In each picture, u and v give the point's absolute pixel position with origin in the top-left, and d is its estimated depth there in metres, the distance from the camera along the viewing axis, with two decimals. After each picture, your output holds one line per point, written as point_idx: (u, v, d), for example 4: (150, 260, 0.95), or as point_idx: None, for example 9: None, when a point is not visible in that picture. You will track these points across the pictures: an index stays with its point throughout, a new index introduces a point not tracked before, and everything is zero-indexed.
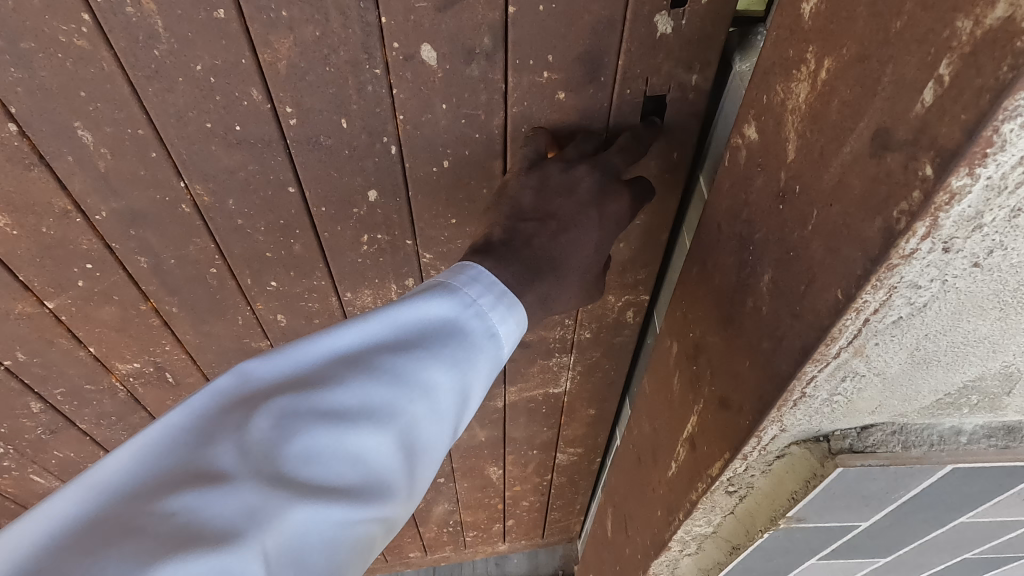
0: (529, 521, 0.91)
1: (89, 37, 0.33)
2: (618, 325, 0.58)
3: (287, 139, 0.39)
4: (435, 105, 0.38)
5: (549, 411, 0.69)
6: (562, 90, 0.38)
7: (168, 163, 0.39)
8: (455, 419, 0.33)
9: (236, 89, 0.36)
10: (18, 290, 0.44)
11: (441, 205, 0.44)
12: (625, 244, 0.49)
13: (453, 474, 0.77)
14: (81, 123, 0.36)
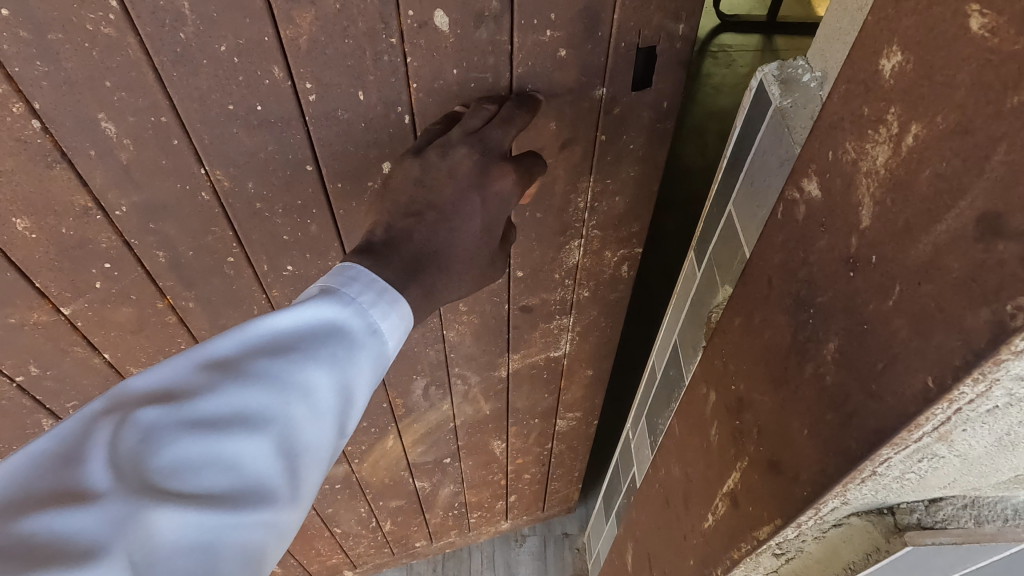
0: (532, 495, 0.88)
1: (116, 25, 0.32)
2: (614, 281, 0.59)
3: (306, 116, 0.38)
4: (447, 71, 0.38)
5: (550, 376, 0.68)
6: (565, 47, 0.39)
7: (190, 151, 0.38)
8: (341, 420, 0.32)
9: (259, 68, 0.35)
10: (34, 298, 0.42)
11: None
12: (620, 196, 0.51)
13: (457, 453, 0.73)
14: (104, 114, 0.35)
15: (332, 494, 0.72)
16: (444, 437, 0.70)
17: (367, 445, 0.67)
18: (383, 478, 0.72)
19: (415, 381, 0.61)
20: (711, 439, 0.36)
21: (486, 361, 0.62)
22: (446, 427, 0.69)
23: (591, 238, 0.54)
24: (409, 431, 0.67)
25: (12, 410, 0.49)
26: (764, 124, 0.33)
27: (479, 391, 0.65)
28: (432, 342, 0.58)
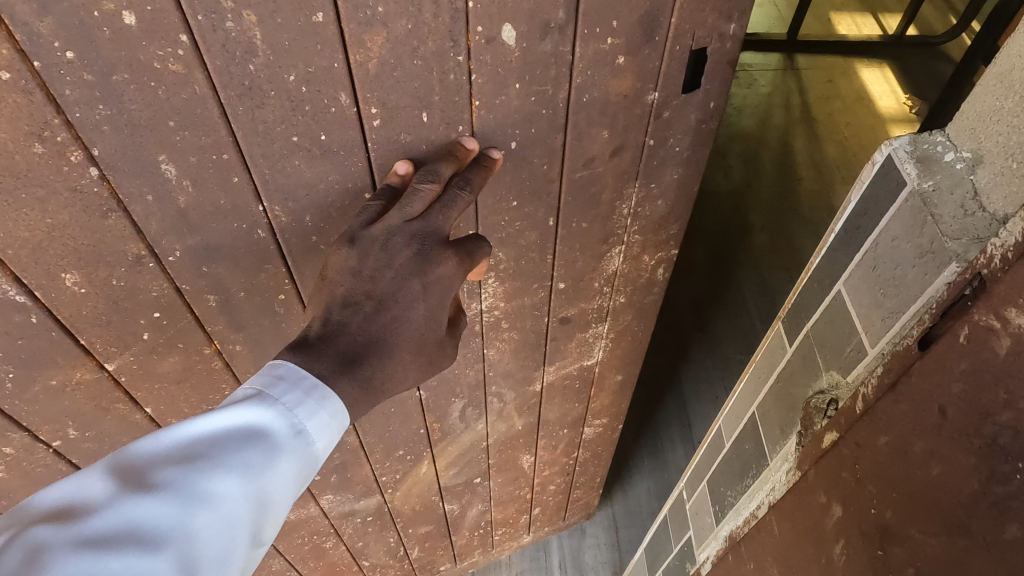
0: (555, 505, 0.84)
1: (184, 60, 0.30)
2: (649, 285, 0.56)
3: (368, 142, 0.37)
4: (509, 85, 0.37)
5: (582, 386, 0.64)
6: (624, 55, 0.37)
7: (250, 188, 0.36)
8: (253, 527, 0.31)
9: (326, 96, 0.34)
10: (78, 356, 0.41)
11: (504, 187, 0.42)
12: (661, 201, 0.48)
13: (487, 472, 0.71)
14: (166, 156, 0.33)
15: (363, 528, 0.70)
16: (476, 457, 0.68)
17: (401, 474, 0.65)
18: (414, 504, 0.71)
19: (452, 403, 0.59)
20: (834, 560, 0.33)
21: (522, 376, 0.59)
22: (478, 445, 0.66)
23: (631, 245, 0.51)
24: (443, 453, 0.65)
25: (47, 477, 0.47)
26: (898, 200, 0.36)
27: (514, 407, 0.63)
28: (472, 363, 0.55)
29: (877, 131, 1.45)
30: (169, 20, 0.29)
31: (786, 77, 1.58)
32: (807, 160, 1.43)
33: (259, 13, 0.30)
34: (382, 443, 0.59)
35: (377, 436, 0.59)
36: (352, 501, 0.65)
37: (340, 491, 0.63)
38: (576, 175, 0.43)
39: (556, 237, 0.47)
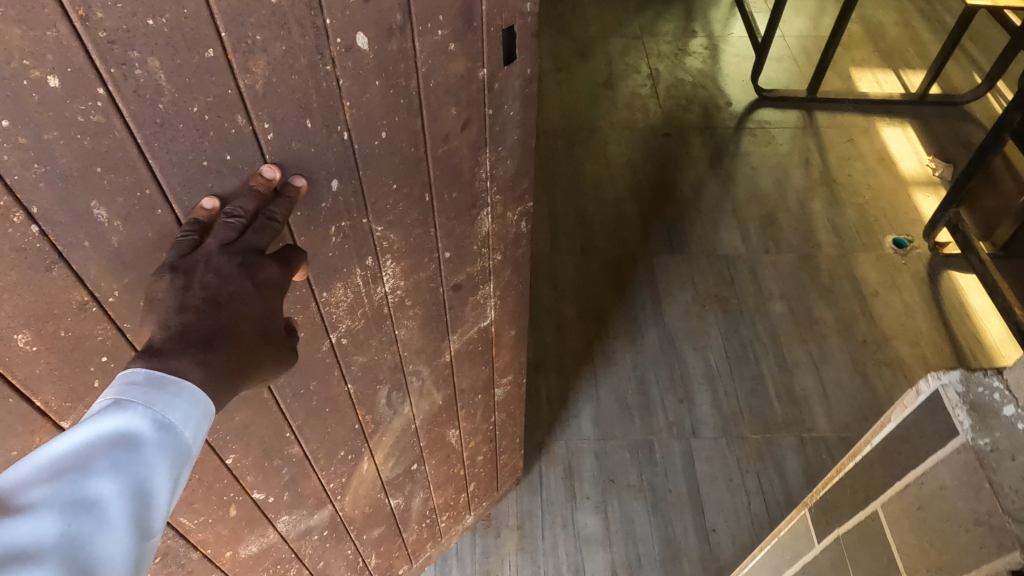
0: (486, 477, 0.98)
1: (103, 111, 0.36)
2: (515, 238, 0.68)
3: (265, 153, 0.44)
4: (371, 83, 0.45)
5: (484, 346, 0.76)
6: (454, 40, 0.47)
7: (170, 214, 0.42)
8: (139, 518, 0.36)
9: (225, 120, 0.40)
10: (35, 420, 0.44)
11: (384, 174, 0.51)
12: (508, 158, 0.59)
13: (422, 456, 0.80)
14: (96, 202, 0.38)
15: (322, 545, 0.76)
16: (410, 441, 0.76)
17: (345, 477, 0.72)
18: (362, 507, 0.77)
19: (380, 390, 0.67)
20: None
21: (433, 349, 0.70)
22: (408, 429, 0.75)
23: (495, 204, 0.62)
24: (378, 444, 0.72)
25: None
26: (952, 446, 0.46)
27: (431, 381, 0.72)
28: (387, 346, 0.64)
29: (900, 187, 2.08)
30: (87, 77, 0.34)
31: (807, 133, 2.27)
32: (825, 219, 1.99)
33: (160, 58, 0.36)
34: (326, 451, 0.67)
35: (318, 442, 0.65)
36: (307, 518, 0.71)
37: (295, 510, 0.69)
38: (438, 149, 0.53)
39: (434, 209, 0.57)
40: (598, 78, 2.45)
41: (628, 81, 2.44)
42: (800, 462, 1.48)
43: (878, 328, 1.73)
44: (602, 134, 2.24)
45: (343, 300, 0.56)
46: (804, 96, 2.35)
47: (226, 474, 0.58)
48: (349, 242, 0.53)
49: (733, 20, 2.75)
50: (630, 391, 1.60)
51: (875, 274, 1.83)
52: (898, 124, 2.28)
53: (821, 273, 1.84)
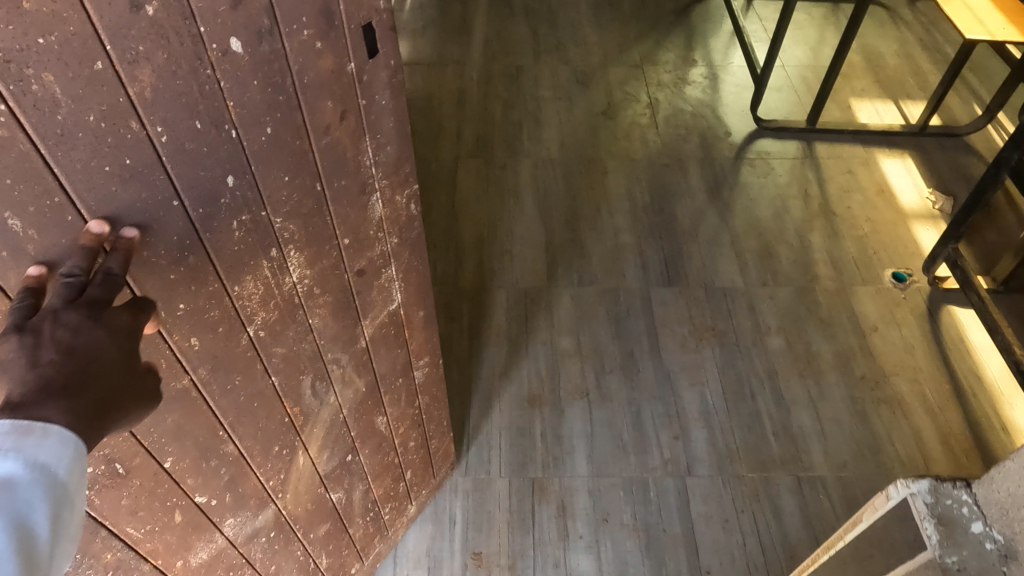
0: (421, 462, 1.34)
1: (6, 124, 0.44)
2: (407, 219, 0.94)
3: (162, 156, 0.55)
4: (250, 83, 0.59)
5: (395, 330, 1.04)
6: (318, 38, 0.63)
7: (80, 222, 0.52)
8: (26, 549, 0.41)
9: (121, 127, 0.51)
10: None
11: (277, 166, 0.67)
12: (388, 146, 0.82)
13: (354, 445, 1.07)
14: (9, 212, 0.47)
15: (271, 547, 0.98)
16: (340, 434, 1.02)
17: (284, 475, 0.93)
18: (304, 504, 1.01)
19: (303, 381, 0.89)
20: None
21: (348, 336, 0.93)
22: (337, 418, 0.99)
23: (384, 187, 0.86)
24: (311, 435, 0.95)
25: None
26: None
27: (351, 367, 0.97)
28: (305, 336, 0.85)
29: (896, 222, 2.62)
30: None
31: (806, 166, 2.87)
32: (825, 253, 2.46)
33: (54, 74, 0.45)
34: (262, 447, 0.87)
35: (252, 439, 0.85)
36: (252, 520, 0.91)
37: (239, 512, 0.88)
38: (322, 140, 0.71)
39: (328, 199, 0.77)
40: (600, 106, 3.20)
41: (629, 110, 3.17)
42: (796, 503, 1.79)
43: (878, 366, 2.11)
44: (602, 163, 2.87)
45: (255, 294, 0.73)
46: (806, 128, 3.01)
47: (166, 478, 0.74)
48: (254, 234, 0.69)
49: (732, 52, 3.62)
50: (626, 429, 1.94)
51: (878, 311, 2.27)
52: (899, 155, 2.95)
53: (821, 305, 2.29)
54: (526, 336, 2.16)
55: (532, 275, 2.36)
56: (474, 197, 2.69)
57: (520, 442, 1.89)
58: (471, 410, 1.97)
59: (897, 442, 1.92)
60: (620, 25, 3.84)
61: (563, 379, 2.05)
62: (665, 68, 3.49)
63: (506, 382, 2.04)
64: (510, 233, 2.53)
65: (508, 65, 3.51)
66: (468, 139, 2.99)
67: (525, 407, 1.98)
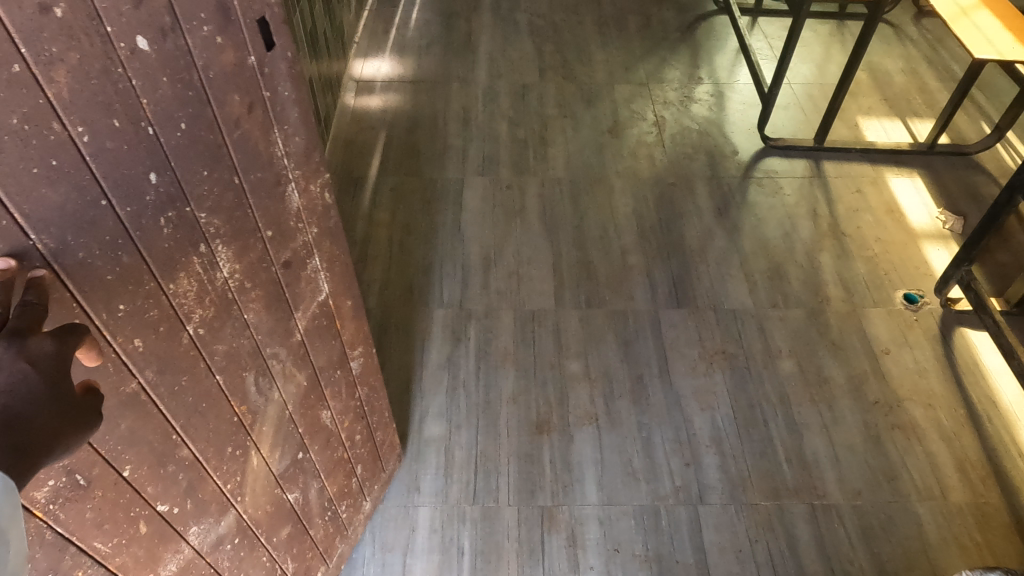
0: (370, 453, 1.51)
1: None
2: (325, 208, 1.03)
3: (85, 154, 0.59)
4: (160, 80, 0.65)
5: (328, 322, 1.14)
6: (219, 33, 0.70)
7: (16, 226, 0.55)
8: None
9: (42, 128, 0.54)
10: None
11: (198, 161, 0.73)
12: (298, 138, 0.91)
13: (305, 442, 1.18)
14: None
15: (238, 555, 1.06)
16: (290, 431, 1.12)
17: (241, 478, 1.01)
18: (264, 507, 1.10)
19: (246, 378, 0.96)
20: None
21: (286, 331, 1.03)
22: (284, 415, 1.08)
23: (302, 179, 0.95)
24: (261, 436, 1.04)
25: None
26: None
27: (290, 362, 1.06)
28: (243, 331, 0.93)
29: (908, 243, 2.66)
30: None
31: (813, 185, 2.94)
32: (836, 276, 2.48)
33: None
34: (217, 450, 0.93)
35: (204, 442, 0.90)
36: (215, 527, 0.98)
37: (202, 519, 0.94)
38: (236, 134, 0.78)
39: (248, 192, 0.84)
40: (605, 126, 3.31)
41: (635, 129, 3.28)
42: (811, 531, 1.78)
43: (892, 390, 2.10)
44: (607, 181, 2.96)
45: (190, 291, 0.78)
46: (812, 147, 3.10)
47: (127, 488, 0.78)
48: (181, 229, 0.73)
49: (737, 70, 3.77)
50: (636, 456, 1.94)
51: (890, 335, 2.26)
52: (909, 176, 3.02)
53: (831, 328, 2.29)
54: (533, 360, 2.18)
55: (536, 295, 2.40)
56: (480, 218, 2.76)
57: (530, 469, 1.90)
58: (479, 436, 1.97)
59: (911, 466, 1.91)
60: (628, 46, 3.98)
61: (572, 405, 2.06)
62: (672, 86, 3.63)
63: (515, 407, 2.05)
64: (516, 254, 2.59)
65: (514, 83, 3.62)
66: (474, 158, 3.09)
67: (534, 433, 1.98)
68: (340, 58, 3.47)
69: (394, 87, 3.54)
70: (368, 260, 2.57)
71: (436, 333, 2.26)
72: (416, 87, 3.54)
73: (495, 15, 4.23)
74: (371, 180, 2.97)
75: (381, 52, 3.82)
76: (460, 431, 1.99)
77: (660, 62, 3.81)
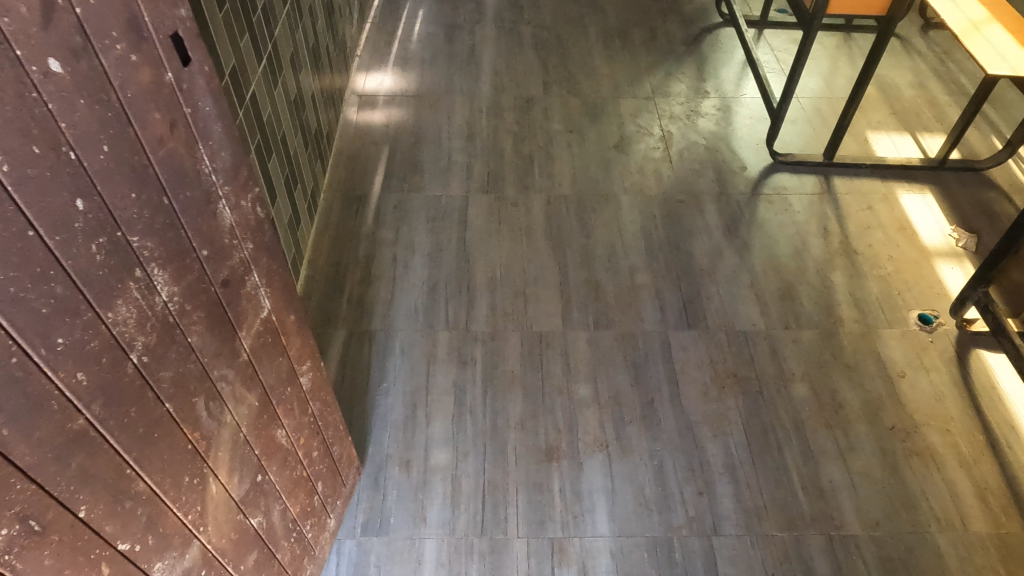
0: (330, 468, 1.77)
1: None
2: (257, 220, 1.18)
3: (7, 185, 0.66)
4: (76, 102, 0.74)
5: (272, 338, 1.31)
6: (130, 49, 0.81)
7: None
8: None
9: None
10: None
11: (124, 181, 0.82)
12: (221, 152, 1.04)
13: (263, 464, 1.34)
14: None
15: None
16: (246, 453, 1.25)
17: (200, 508, 1.10)
18: (228, 535, 1.22)
19: (197, 404, 1.05)
20: None
21: (231, 351, 1.14)
22: (238, 438, 1.21)
23: (229, 195, 1.08)
24: (217, 460, 1.14)
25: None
26: None
27: (240, 384, 1.19)
28: (189, 356, 1.01)
29: (921, 262, 2.79)
30: None
31: (824, 204, 3.04)
32: (850, 296, 2.63)
33: None
34: (172, 482, 1.01)
35: (160, 474, 0.97)
36: (180, 559, 1.06)
37: (166, 553, 1.01)
38: (159, 152, 0.89)
39: (178, 212, 0.95)
40: (612, 142, 3.35)
41: (641, 144, 3.34)
42: (831, 564, 1.92)
43: (908, 415, 2.26)
44: (614, 199, 3.03)
45: (130, 317, 0.86)
46: (822, 162, 3.21)
47: (84, 529, 0.82)
48: (120, 253, 0.82)
49: (743, 83, 3.78)
50: (648, 484, 2.08)
51: (906, 358, 2.42)
52: (919, 190, 3.12)
53: (847, 350, 2.44)
54: (542, 385, 2.31)
55: (545, 317, 2.52)
56: (484, 237, 2.84)
57: (538, 498, 2.04)
58: (486, 464, 2.11)
59: (931, 497, 2.06)
60: (632, 56, 4.00)
61: (581, 431, 2.20)
62: (678, 100, 3.65)
63: (523, 433, 2.19)
64: (523, 273, 2.68)
65: (519, 96, 3.66)
66: (478, 175, 3.13)
67: (543, 460, 2.13)
68: (343, 74, 3.53)
69: (393, 101, 3.57)
70: (375, 280, 2.65)
71: (441, 357, 2.38)
72: (419, 101, 3.59)
73: (499, 27, 4.25)
74: (375, 198, 3.02)
75: (383, 66, 3.87)
76: (466, 460, 2.12)
77: (665, 76, 3.82)
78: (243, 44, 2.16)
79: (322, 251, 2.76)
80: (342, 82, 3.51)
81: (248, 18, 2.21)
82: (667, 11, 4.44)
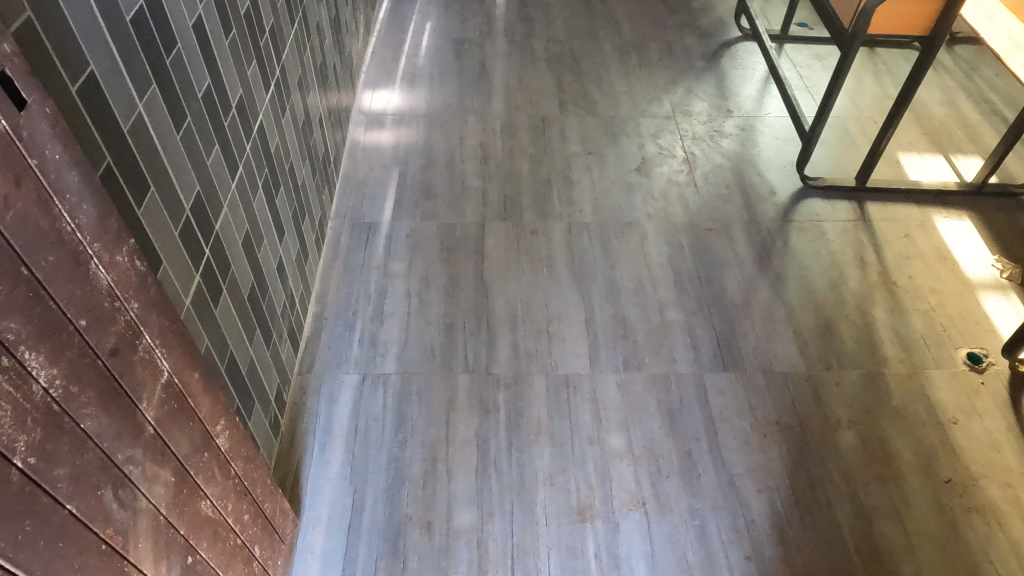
0: (265, 529, 1.59)
1: None
2: (141, 274, 1.00)
3: None
4: None
5: (178, 404, 1.13)
6: None
7: None
8: None
9: None
10: None
11: None
12: (86, 206, 0.86)
13: (194, 545, 1.19)
14: None
15: None
16: (172, 541, 1.10)
17: None
18: None
19: (104, 497, 0.89)
20: None
21: (134, 427, 0.98)
22: (157, 525, 1.05)
23: (103, 256, 0.90)
24: (140, 557, 0.99)
25: None
26: None
27: (150, 465, 1.03)
28: (86, 446, 0.86)
29: (968, 292, 2.55)
30: None
31: (860, 230, 2.79)
32: (900, 333, 2.38)
33: None
34: None
35: None
36: None
37: None
38: (7, 219, 0.71)
39: (45, 285, 0.78)
40: (636, 163, 3.09)
41: (664, 166, 3.08)
42: None
43: (965, 467, 2.01)
44: (637, 224, 2.77)
45: (7, 417, 0.71)
46: (856, 185, 2.96)
47: None
48: None
49: (767, 100, 3.54)
50: (691, 547, 1.82)
51: (968, 405, 2.17)
52: (958, 215, 2.88)
53: (892, 396, 2.18)
54: (570, 435, 2.04)
55: (571, 359, 2.24)
56: (503, 271, 2.55)
57: (573, 564, 1.79)
58: (516, 525, 1.85)
59: (998, 561, 1.81)
60: (651, 72, 3.75)
61: (615, 487, 1.94)
62: (700, 118, 3.39)
63: (553, 489, 1.93)
64: (546, 309, 2.41)
65: (534, 114, 3.40)
66: (494, 201, 2.86)
67: (575, 521, 1.86)
68: (349, 91, 3.25)
69: (404, 122, 3.31)
70: (385, 316, 2.37)
71: (462, 405, 2.11)
72: (428, 122, 3.32)
73: (510, 42, 3.98)
74: (385, 225, 2.73)
75: (390, 83, 3.60)
76: (494, 521, 1.86)
77: (687, 92, 3.57)
78: (251, 71, 1.90)
79: (329, 285, 2.48)
80: (348, 102, 3.24)
81: (256, 41, 1.95)
82: (686, 24, 4.18)
